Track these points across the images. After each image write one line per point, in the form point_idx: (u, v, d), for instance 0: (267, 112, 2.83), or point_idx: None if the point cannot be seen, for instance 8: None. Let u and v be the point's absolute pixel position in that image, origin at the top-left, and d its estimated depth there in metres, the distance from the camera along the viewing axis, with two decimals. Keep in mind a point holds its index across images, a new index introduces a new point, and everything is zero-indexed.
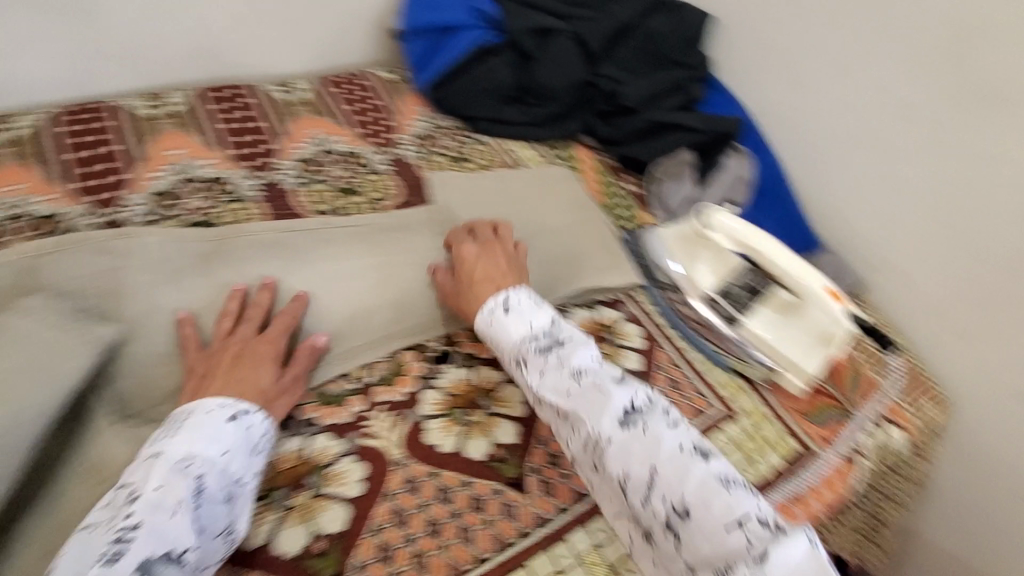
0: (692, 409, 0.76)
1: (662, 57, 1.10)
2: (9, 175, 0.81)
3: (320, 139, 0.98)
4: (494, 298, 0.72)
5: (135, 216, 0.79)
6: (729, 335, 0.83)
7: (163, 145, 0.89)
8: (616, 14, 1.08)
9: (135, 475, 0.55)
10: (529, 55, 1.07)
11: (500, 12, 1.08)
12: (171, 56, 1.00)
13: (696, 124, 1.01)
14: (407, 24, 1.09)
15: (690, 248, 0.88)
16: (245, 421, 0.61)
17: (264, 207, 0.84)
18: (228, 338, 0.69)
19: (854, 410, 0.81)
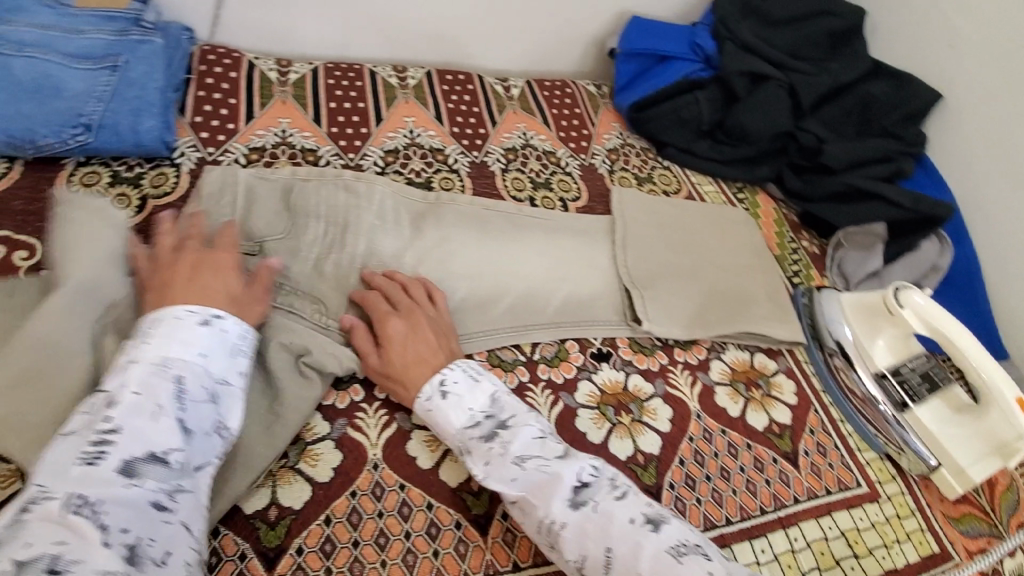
0: (836, 479, 0.75)
1: (872, 124, 1.08)
2: (282, 109, 0.96)
3: (525, 133, 1.06)
4: (428, 382, 0.64)
5: (370, 166, 0.92)
6: (890, 417, 0.78)
7: (399, 111, 1.02)
8: (835, 73, 1.08)
9: (109, 379, 0.51)
10: (735, 96, 1.08)
11: (717, 50, 1.12)
12: (419, 38, 1.14)
13: (903, 200, 0.96)
14: (623, 45, 1.14)
15: (872, 318, 0.82)
16: (218, 327, 0.58)
17: (469, 183, 0.95)
18: (178, 253, 0.65)
19: (1006, 532, 0.74)
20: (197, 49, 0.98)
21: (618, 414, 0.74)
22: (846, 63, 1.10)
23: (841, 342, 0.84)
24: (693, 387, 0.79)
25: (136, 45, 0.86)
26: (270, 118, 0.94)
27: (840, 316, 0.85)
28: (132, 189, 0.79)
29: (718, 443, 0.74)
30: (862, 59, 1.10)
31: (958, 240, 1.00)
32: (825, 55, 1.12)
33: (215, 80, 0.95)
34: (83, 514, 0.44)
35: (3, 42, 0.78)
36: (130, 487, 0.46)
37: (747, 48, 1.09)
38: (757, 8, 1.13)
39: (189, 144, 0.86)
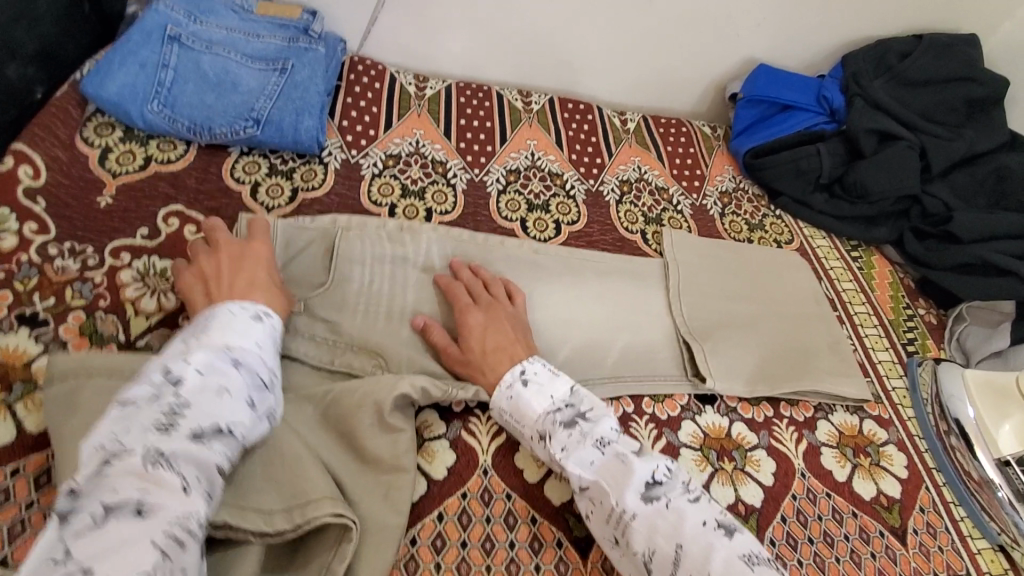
0: (947, 566, 0.70)
1: (1005, 195, 1.03)
2: (417, 120, 1.02)
3: (639, 167, 1.09)
4: (511, 369, 0.67)
5: (492, 183, 0.96)
6: (1007, 504, 0.75)
7: (523, 134, 1.07)
8: (970, 140, 1.05)
9: (170, 354, 0.53)
10: (860, 152, 1.06)
11: (846, 105, 1.11)
12: (545, 65, 1.19)
13: None
14: (746, 91, 1.15)
15: (1000, 402, 0.81)
16: (264, 327, 0.59)
17: (585, 210, 0.97)
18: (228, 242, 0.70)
19: None
20: (347, 59, 1.06)
21: (720, 459, 0.73)
22: (982, 131, 1.06)
23: (961, 422, 0.81)
24: (798, 445, 0.77)
25: (303, 51, 0.93)
26: (406, 128, 1.00)
27: (965, 395, 0.83)
28: (284, 180, 0.86)
29: (823, 506, 0.71)
30: (1000, 130, 1.06)
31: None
32: (959, 121, 1.08)
33: (361, 89, 1.02)
34: (161, 468, 0.46)
35: (195, 39, 0.87)
36: (200, 449, 0.48)
37: (879, 106, 1.08)
38: (892, 67, 1.11)
39: (336, 145, 0.92)
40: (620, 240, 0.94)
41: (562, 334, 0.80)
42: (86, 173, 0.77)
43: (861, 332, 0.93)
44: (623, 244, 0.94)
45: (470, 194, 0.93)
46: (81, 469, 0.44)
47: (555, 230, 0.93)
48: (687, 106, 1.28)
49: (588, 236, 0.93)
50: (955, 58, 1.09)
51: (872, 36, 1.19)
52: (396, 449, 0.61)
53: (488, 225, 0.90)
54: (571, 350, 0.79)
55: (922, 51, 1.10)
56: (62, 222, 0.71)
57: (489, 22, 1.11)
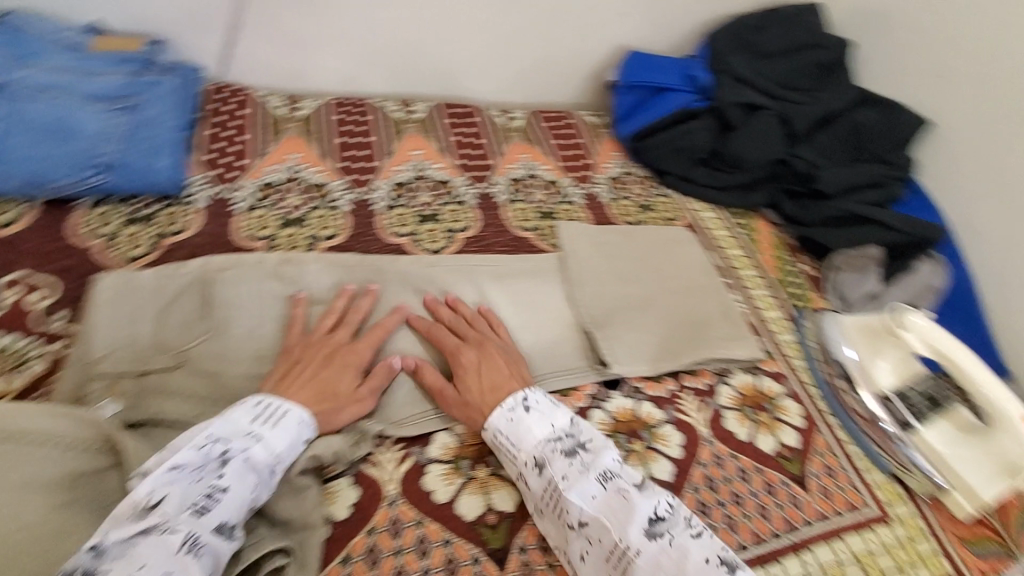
0: (847, 501, 0.75)
1: (862, 150, 1.11)
2: (292, 144, 0.98)
3: (528, 164, 1.09)
4: (512, 397, 0.69)
5: (379, 200, 0.94)
6: (894, 436, 0.82)
7: (407, 145, 1.05)
8: (825, 101, 1.12)
9: (227, 436, 0.59)
10: (730, 125, 1.12)
11: (713, 81, 1.15)
12: (423, 72, 1.18)
13: (898, 224, 1.00)
14: (623, 78, 1.19)
15: (873, 342, 0.87)
16: (309, 434, 0.64)
17: (478, 214, 0.97)
18: (325, 338, 0.72)
19: (1018, 552, 0.74)
20: (207, 89, 1.02)
21: (630, 442, 0.75)
22: (835, 92, 1.14)
23: (845, 365, 0.89)
24: (702, 413, 0.80)
25: (151, 86, 0.87)
26: (280, 153, 0.95)
27: (842, 338, 0.90)
28: (145, 227, 0.80)
29: (730, 467, 0.75)
30: (851, 89, 1.14)
31: (956, 263, 1.02)
32: (814, 86, 1.16)
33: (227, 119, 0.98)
34: (189, 553, 0.50)
35: (23, 84, 0.81)
36: (222, 539, 0.53)
37: (742, 80, 1.14)
38: (748, 41, 1.18)
39: (201, 182, 0.88)
40: (514, 240, 0.95)
41: None
42: None
43: (751, 294, 0.98)
44: (518, 243, 0.94)
45: (356, 214, 0.90)
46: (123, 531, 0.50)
47: (447, 240, 0.91)
48: (571, 97, 1.30)
49: (482, 241, 0.93)
50: (804, 29, 1.17)
51: (730, 11, 1.24)
52: (299, 506, 0.61)
53: (377, 244, 0.87)
54: None
55: (772, 25, 1.17)
56: None
57: (354, 32, 1.09)
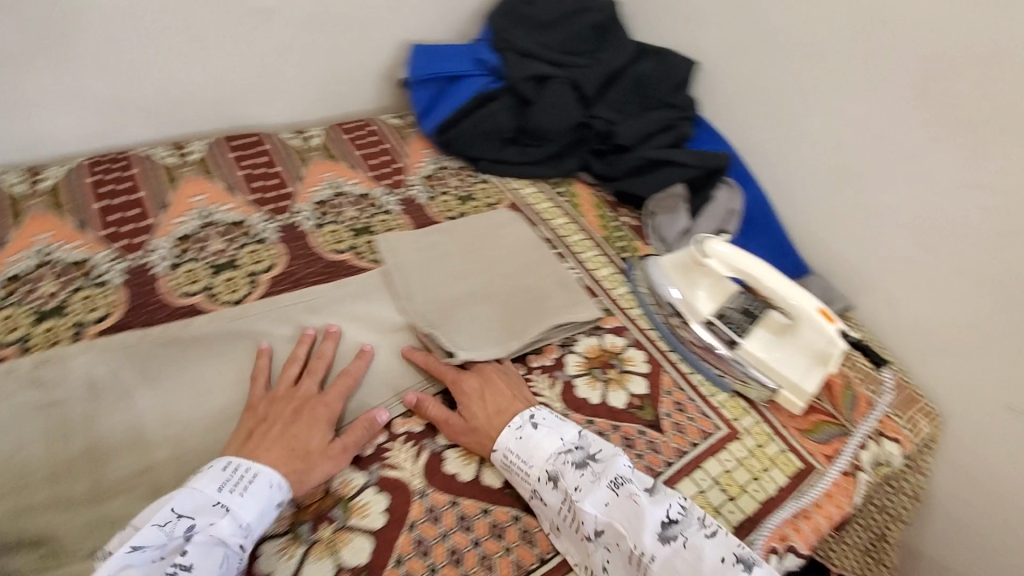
0: (698, 430, 0.80)
1: (650, 100, 1.17)
2: (40, 223, 0.85)
3: (333, 182, 1.03)
4: (522, 414, 0.71)
5: (159, 261, 0.84)
6: (728, 357, 0.87)
7: (186, 192, 0.94)
8: (607, 61, 1.16)
9: (192, 510, 0.58)
10: (527, 99, 1.12)
11: (501, 61, 1.16)
12: (193, 110, 1.08)
13: (688, 160, 1.07)
14: (412, 74, 1.15)
15: (689, 275, 0.92)
16: (281, 498, 0.62)
17: (283, 249, 0.89)
18: (292, 388, 0.72)
19: (851, 427, 0.84)
20: None
21: None
22: (615, 50, 1.19)
23: (673, 303, 0.92)
24: (554, 388, 0.80)
25: None
26: (25, 238, 0.83)
27: (666, 279, 0.94)
28: None
29: None
30: (628, 45, 1.19)
31: (746, 183, 1.11)
32: (595, 48, 1.19)
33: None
34: None
35: None
36: None
37: (527, 54, 1.15)
38: (523, 15, 1.18)
39: None
40: (327, 266, 0.88)
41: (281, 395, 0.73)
42: None
43: (582, 259, 1.00)
44: (332, 268, 0.88)
45: (132, 285, 0.81)
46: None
47: (250, 286, 0.83)
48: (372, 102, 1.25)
49: (292, 276, 0.86)
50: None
51: None
52: None
53: (163, 312, 0.78)
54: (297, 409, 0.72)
55: None
56: None
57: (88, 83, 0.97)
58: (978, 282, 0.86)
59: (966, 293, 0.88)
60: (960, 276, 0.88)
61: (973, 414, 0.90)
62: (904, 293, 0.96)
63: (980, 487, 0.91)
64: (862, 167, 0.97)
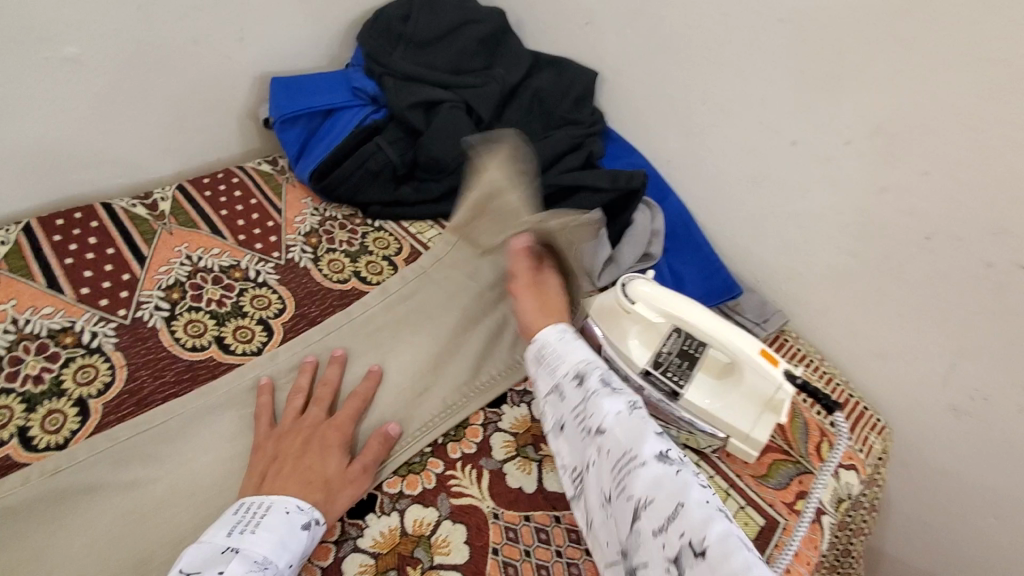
0: None
1: (551, 116, 1.05)
2: (3, 288, 0.77)
3: (317, 206, 0.97)
4: (570, 327, 0.67)
5: (152, 316, 0.77)
6: (666, 408, 0.77)
7: (166, 243, 0.86)
8: (499, 77, 1.03)
9: (279, 509, 0.57)
10: (417, 131, 0.98)
11: (380, 87, 1.00)
12: (147, 154, 0.97)
13: (602, 183, 0.96)
14: (274, 112, 0.97)
15: (617, 321, 0.81)
16: (305, 522, 0.58)
17: (285, 290, 0.84)
18: (299, 419, 0.68)
19: (806, 463, 0.78)
20: None
21: (538, 449, 0.74)
22: (508, 63, 1.05)
23: (600, 350, 0.82)
24: None
25: None
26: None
27: (591, 323, 0.83)
28: None
29: None
30: (520, 55, 1.06)
31: (663, 197, 1.02)
32: (485, 63, 1.05)
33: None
34: None
35: None
36: None
37: (409, 78, 1.00)
38: (401, 33, 1.02)
39: None
40: (337, 299, 0.84)
41: None
42: None
43: None
44: (342, 300, 0.84)
45: (128, 346, 0.74)
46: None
47: (266, 332, 0.79)
48: None
49: (305, 316, 0.81)
50: (451, 4, 1.04)
51: None
52: None
53: (172, 372, 0.73)
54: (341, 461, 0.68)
55: (416, 10, 1.03)
56: None
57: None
58: (924, 285, 0.78)
59: (904, 294, 0.80)
60: (897, 280, 0.80)
61: (926, 418, 0.85)
62: (866, 289, 0.84)
63: (934, 491, 0.89)
64: (791, 191, 0.87)
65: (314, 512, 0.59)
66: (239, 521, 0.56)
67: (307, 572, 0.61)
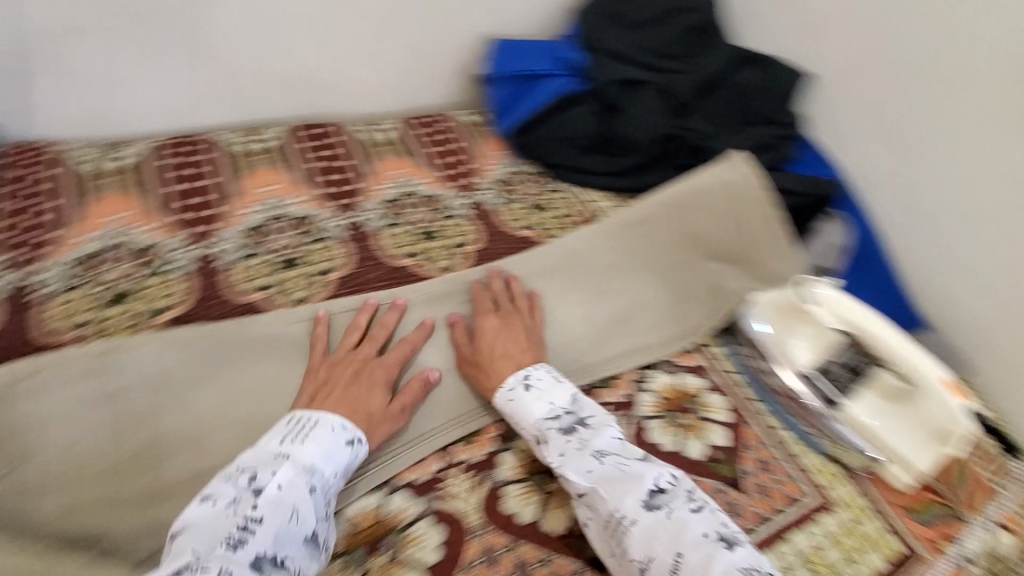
0: (785, 495, 0.70)
1: (748, 112, 1.05)
2: (264, 176, 0.91)
3: (508, 161, 1.06)
4: (515, 374, 0.70)
5: (373, 221, 0.89)
6: (820, 413, 0.77)
7: (387, 166, 0.98)
8: (702, 66, 1.05)
9: (325, 427, 0.62)
10: (615, 106, 1.02)
11: (587, 60, 1.06)
12: (384, 89, 1.08)
13: (794, 185, 0.97)
14: (493, 69, 1.08)
15: (786, 320, 0.83)
16: (350, 442, 0.62)
17: (478, 226, 0.93)
18: (352, 352, 0.71)
19: (965, 513, 0.70)
20: (152, 147, 0.91)
21: (681, 416, 0.76)
22: (714, 55, 1.06)
23: (760, 343, 0.83)
24: (731, 374, 0.83)
25: None
26: (97, 219, 0.80)
27: (754, 316, 0.85)
28: (136, 306, 0.72)
29: (748, 460, 0.73)
30: (728, 49, 1.07)
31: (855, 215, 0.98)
32: (692, 51, 1.07)
33: (96, 186, 0.84)
34: (236, 517, 0.52)
35: None
36: (251, 508, 0.53)
37: (616, 56, 1.05)
38: (616, 13, 1.07)
39: (179, 247, 0.79)
40: (517, 241, 0.92)
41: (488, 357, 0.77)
42: None
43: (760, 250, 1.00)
44: (524, 244, 0.92)
45: (354, 242, 0.85)
46: (280, 479, 0.56)
47: (454, 257, 0.87)
48: None
49: (494, 249, 0.90)
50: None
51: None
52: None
53: (386, 269, 0.82)
54: None
55: None
56: None
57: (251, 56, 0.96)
58: None
59: None
60: None
61: None
62: None
63: None
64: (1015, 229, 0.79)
65: (358, 432, 0.63)
66: (289, 432, 0.61)
67: (466, 454, 0.70)
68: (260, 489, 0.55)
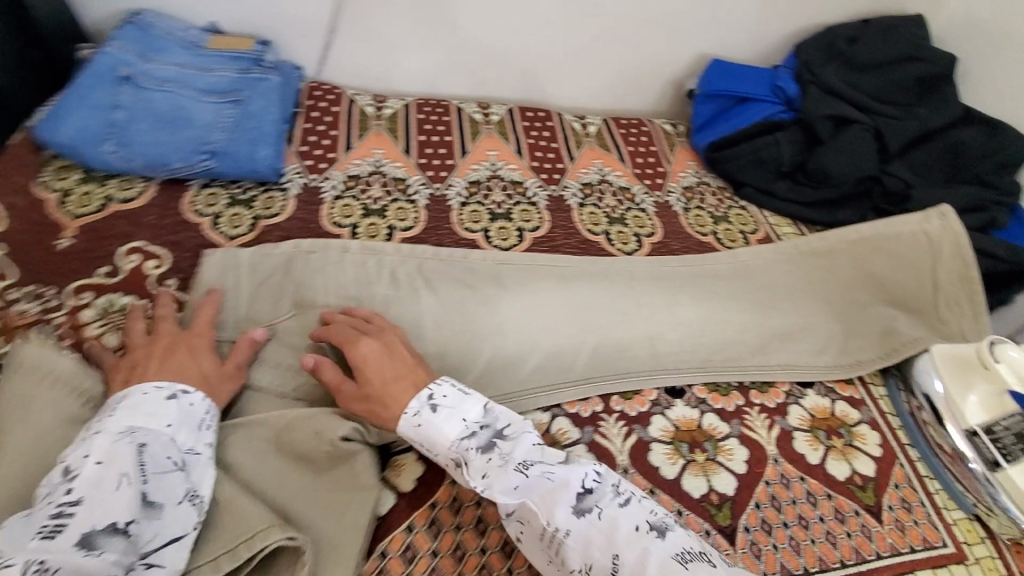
0: (923, 537, 0.71)
1: (961, 170, 1.02)
2: (490, 141, 1.07)
3: (697, 171, 1.13)
4: (414, 398, 0.63)
5: (571, 196, 1.01)
6: (980, 476, 0.72)
7: (588, 154, 1.10)
8: (924, 116, 1.03)
9: (140, 401, 0.59)
10: (819, 138, 1.05)
11: (800, 92, 1.09)
12: (600, 90, 1.22)
13: (1003, 253, 0.92)
14: (703, 86, 1.14)
15: (963, 374, 0.78)
16: (175, 406, 0.60)
17: (659, 222, 1.01)
18: (159, 335, 0.68)
19: None
20: (413, 104, 1.10)
21: (830, 437, 0.79)
22: (938, 107, 1.05)
23: (931, 395, 0.80)
24: (889, 416, 0.84)
25: (257, 82, 0.95)
26: (366, 149, 1.00)
27: (931, 369, 0.81)
28: (381, 220, 0.90)
29: (892, 497, 0.74)
30: (956, 104, 1.04)
31: None
32: (912, 100, 1.06)
33: (370, 124, 1.04)
34: (51, 506, 0.49)
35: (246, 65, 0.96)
36: (66, 490, 0.50)
37: (831, 92, 1.06)
38: (842, 51, 1.10)
39: (421, 182, 0.96)
40: (697, 243, 0.98)
41: (656, 334, 0.84)
42: (176, 216, 0.85)
43: None
44: (701, 246, 0.97)
45: (553, 211, 0.97)
46: (97, 456, 0.53)
47: (638, 242, 0.96)
48: None
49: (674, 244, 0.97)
50: (906, 37, 1.08)
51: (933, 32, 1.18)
52: None
53: (578, 238, 0.94)
54: (668, 355, 0.83)
55: (869, 36, 1.09)
56: (171, 253, 0.81)
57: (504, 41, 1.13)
58: None
59: None
60: None
61: None
62: None
63: None
64: None
65: (176, 387, 0.62)
66: (104, 412, 0.58)
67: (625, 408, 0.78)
68: (75, 471, 0.51)
